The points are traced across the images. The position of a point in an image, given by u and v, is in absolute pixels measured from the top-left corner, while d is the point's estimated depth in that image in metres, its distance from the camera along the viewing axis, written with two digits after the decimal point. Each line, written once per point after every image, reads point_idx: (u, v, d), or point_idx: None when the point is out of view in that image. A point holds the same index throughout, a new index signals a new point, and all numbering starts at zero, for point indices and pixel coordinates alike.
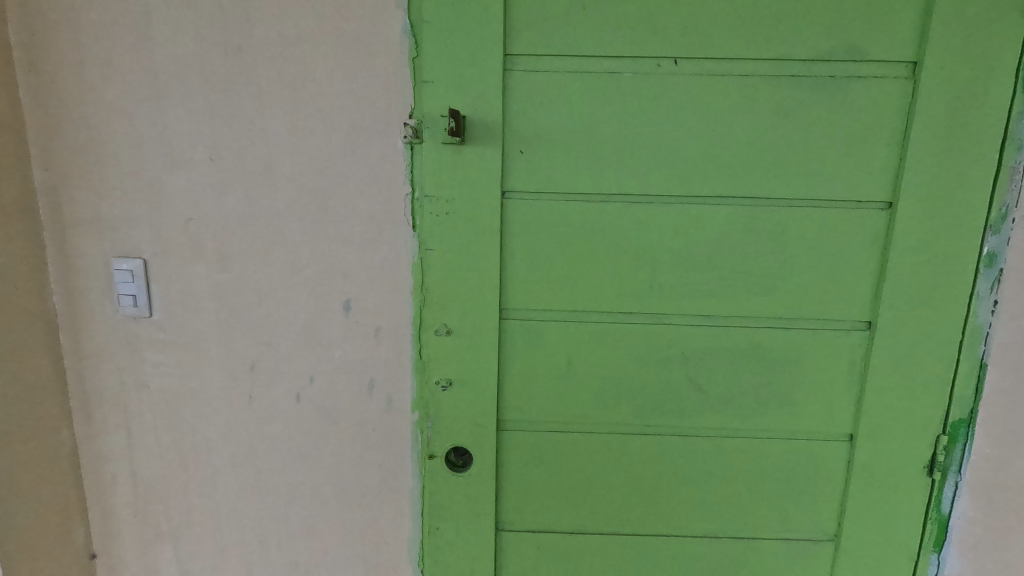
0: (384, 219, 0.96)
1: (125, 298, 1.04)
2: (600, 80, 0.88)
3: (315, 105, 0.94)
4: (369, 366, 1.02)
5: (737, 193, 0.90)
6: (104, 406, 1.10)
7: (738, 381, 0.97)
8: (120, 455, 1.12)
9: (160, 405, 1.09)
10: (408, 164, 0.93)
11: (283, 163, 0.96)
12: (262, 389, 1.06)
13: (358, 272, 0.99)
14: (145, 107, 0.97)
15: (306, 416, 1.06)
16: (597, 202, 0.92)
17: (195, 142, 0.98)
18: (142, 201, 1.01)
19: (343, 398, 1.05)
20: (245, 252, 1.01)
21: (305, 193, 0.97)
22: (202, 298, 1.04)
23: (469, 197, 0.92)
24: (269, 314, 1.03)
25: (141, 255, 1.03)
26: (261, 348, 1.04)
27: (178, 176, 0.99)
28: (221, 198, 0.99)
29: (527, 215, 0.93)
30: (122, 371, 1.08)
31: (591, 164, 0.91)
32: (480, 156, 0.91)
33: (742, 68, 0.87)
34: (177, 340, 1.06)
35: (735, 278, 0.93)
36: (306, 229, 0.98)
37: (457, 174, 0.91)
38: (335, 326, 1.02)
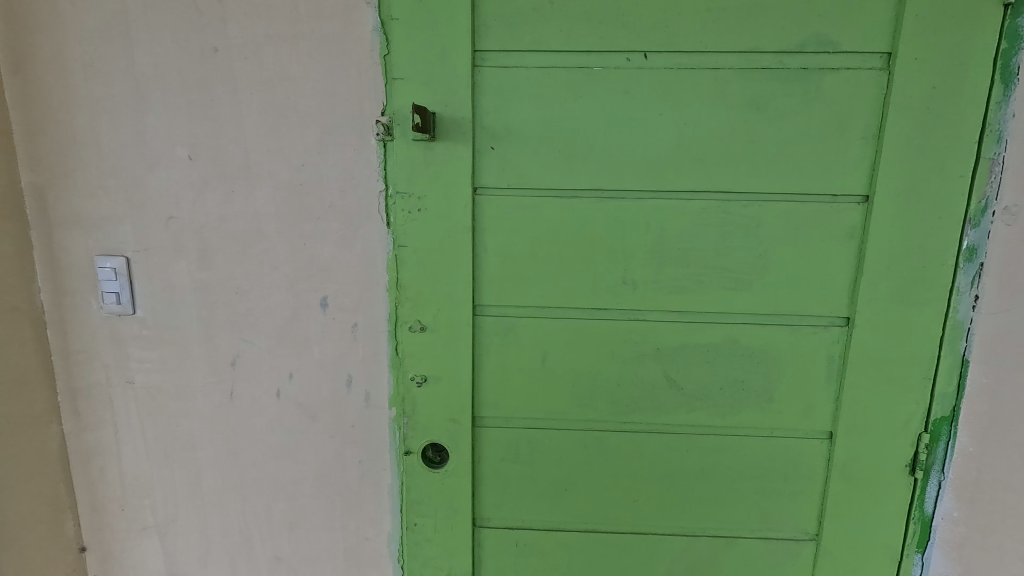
0: (359, 216, 0.97)
1: (108, 296, 1.06)
2: (570, 76, 0.88)
3: (290, 103, 0.95)
4: (347, 363, 1.03)
5: (710, 187, 0.89)
6: (91, 402, 1.12)
7: (714, 377, 0.96)
8: (108, 450, 1.14)
9: (144, 401, 1.11)
10: (382, 161, 0.94)
11: (260, 162, 0.98)
12: (244, 385, 1.07)
13: (334, 269, 0.99)
14: (126, 108, 0.99)
15: (287, 411, 1.07)
16: (569, 197, 0.92)
17: (175, 141, 0.99)
18: (125, 200, 1.03)
19: (322, 395, 1.05)
20: (224, 249, 1.02)
21: (281, 191, 0.98)
22: (184, 296, 1.05)
23: (440, 193, 0.92)
24: (249, 312, 1.04)
25: (124, 253, 1.05)
26: (242, 345, 1.06)
27: (159, 175, 1.01)
28: (201, 196, 1.01)
29: (499, 212, 0.93)
30: (109, 366, 1.10)
31: (562, 160, 0.90)
32: (451, 152, 0.91)
33: (713, 61, 0.86)
34: (161, 337, 1.08)
35: (709, 274, 0.92)
36: (283, 227, 0.99)
37: (427, 171, 0.92)
38: (312, 322, 1.03)
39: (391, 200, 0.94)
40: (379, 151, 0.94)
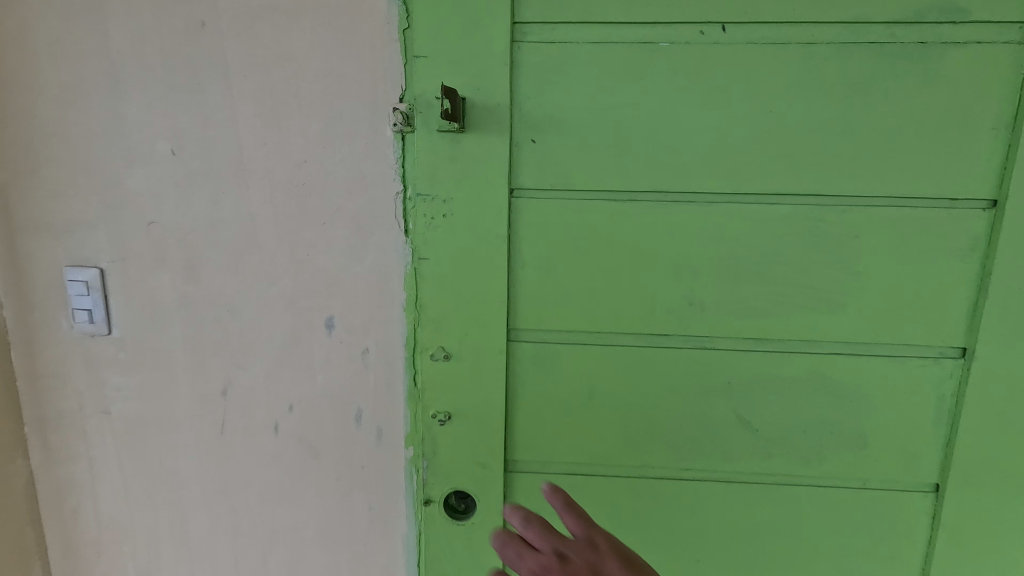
0: (372, 223, 0.81)
1: (80, 313, 0.91)
2: (629, 53, 0.72)
3: (290, 88, 0.80)
4: (355, 393, 0.88)
5: (799, 190, 0.73)
6: (62, 434, 0.98)
7: (797, 417, 0.79)
8: (81, 488, 1.00)
9: (122, 434, 0.96)
10: (399, 157, 0.78)
11: (254, 159, 0.83)
12: (236, 417, 0.92)
13: (341, 284, 0.84)
14: (98, 94, 0.84)
15: (286, 449, 0.92)
16: (625, 201, 0.76)
17: (155, 133, 0.84)
18: (99, 203, 0.88)
19: (326, 430, 0.90)
20: (212, 260, 0.87)
21: (280, 193, 0.83)
22: (167, 314, 0.90)
23: (469, 195, 0.77)
24: (242, 333, 0.89)
25: (98, 264, 0.90)
26: (234, 371, 0.91)
27: (137, 173, 0.86)
28: (186, 199, 0.86)
29: (539, 218, 0.77)
30: (82, 394, 0.96)
31: (617, 156, 0.74)
32: (482, 146, 0.75)
33: (808, 34, 0.70)
34: (140, 361, 0.93)
35: (794, 295, 0.76)
36: (282, 235, 0.84)
37: (453, 168, 0.76)
38: (315, 346, 0.87)
39: (411, 203, 0.79)
40: (396, 144, 0.78)
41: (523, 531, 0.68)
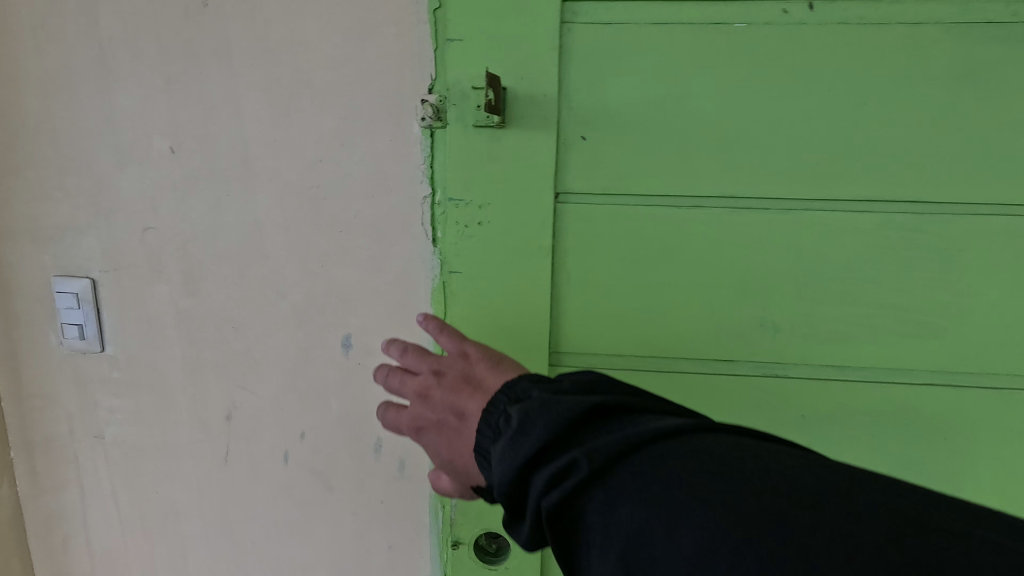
0: (396, 231, 0.72)
1: (69, 328, 0.82)
2: (698, 36, 0.62)
3: (304, 77, 0.70)
4: (374, 421, 0.79)
5: (893, 197, 0.63)
6: (51, 459, 0.89)
7: (883, 458, 0.69)
8: (72, 517, 0.91)
9: (116, 460, 0.87)
10: (427, 157, 0.69)
11: (262, 157, 0.73)
12: (241, 445, 0.83)
13: (359, 300, 0.75)
14: (87, 84, 0.75)
15: (296, 480, 0.83)
16: (687, 207, 0.66)
17: (151, 127, 0.75)
18: (89, 206, 0.79)
19: (341, 461, 0.81)
20: (215, 271, 0.78)
21: (291, 196, 0.74)
22: (165, 329, 0.81)
23: (509, 200, 0.67)
24: (249, 352, 0.80)
25: (90, 274, 0.81)
26: (239, 394, 0.81)
27: (131, 173, 0.77)
28: (186, 202, 0.76)
29: (587, 226, 0.67)
30: (72, 416, 0.87)
31: (681, 155, 0.64)
32: (525, 144, 0.65)
33: (911, 14, 0.59)
34: (136, 381, 0.84)
35: (885, 318, 0.66)
36: (294, 244, 0.75)
37: (491, 169, 0.66)
38: (330, 368, 0.78)
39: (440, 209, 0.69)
40: (424, 141, 0.68)
41: (401, 361, 0.63)
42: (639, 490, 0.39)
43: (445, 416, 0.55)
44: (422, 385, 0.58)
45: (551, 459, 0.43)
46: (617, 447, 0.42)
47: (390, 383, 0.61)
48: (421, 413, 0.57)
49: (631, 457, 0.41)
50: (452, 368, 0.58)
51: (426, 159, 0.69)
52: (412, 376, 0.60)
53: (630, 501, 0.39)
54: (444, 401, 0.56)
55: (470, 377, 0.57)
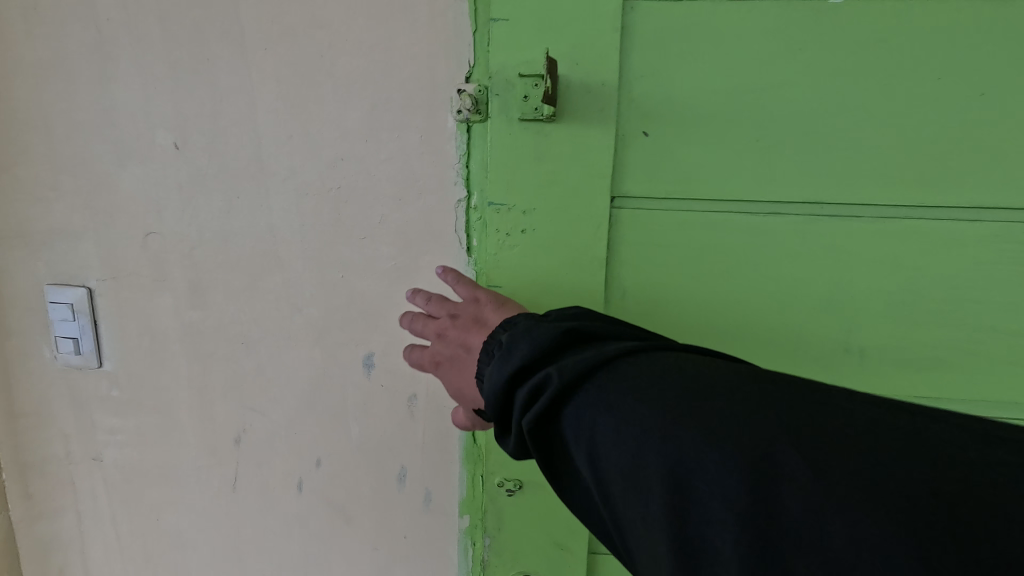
0: (426, 239, 0.64)
1: (64, 342, 0.75)
2: (785, 15, 0.53)
3: (324, 65, 0.62)
4: (398, 449, 0.71)
5: (1008, 205, 0.54)
6: (46, 482, 0.82)
7: None
8: (70, 544, 0.84)
9: (116, 485, 0.80)
10: (463, 154, 0.61)
11: (276, 155, 0.65)
12: (250, 472, 0.76)
13: (384, 315, 0.67)
14: (83, 72, 0.67)
15: (311, 511, 0.75)
16: (764, 214, 0.57)
17: (153, 121, 0.67)
18: (85, 208, 0.71)
19: (361, 491, 0.73)
20: (223, 281, 0.70)
21: (308, 199, 0.66)
22: (168, 344, 0.74)
23: (557, 204, 0.58)
24: (260, 370, 0.72)
25: (87, 282, 0.73)
26: (249, 416, 0.74)
27: (131, 171, 0.69)
28: (191, 204, 0.69)
29: (645, 235, 0.59)
30: (68, 437, 0.79)
31: (759, 154, 0.56)
32: (577, 140, 0.57)
33: None
34: (136, 400, 0.76)
35: (992, 346, 0.57)
36: (311, 252, 0.67)
37: (537, 169, 0.58)
38: (350, 390, 0.70)
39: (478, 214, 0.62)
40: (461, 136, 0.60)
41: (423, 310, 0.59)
42: (599, 399, 0.39)
43: (456, 351, 0.53)
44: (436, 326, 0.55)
45: (529, 377, 0.43)
46: (588, 363, 0.41)
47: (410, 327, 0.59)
48: (436, 350, 0.54)
49: (603, 372, 0.41)
50: (465, 310, 0.55)
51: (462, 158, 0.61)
52: (431, 318, 0.57)
53: (597, 411, 0.39)
54: (455, 337, 0.53)
55: (480, 319, 0.54)
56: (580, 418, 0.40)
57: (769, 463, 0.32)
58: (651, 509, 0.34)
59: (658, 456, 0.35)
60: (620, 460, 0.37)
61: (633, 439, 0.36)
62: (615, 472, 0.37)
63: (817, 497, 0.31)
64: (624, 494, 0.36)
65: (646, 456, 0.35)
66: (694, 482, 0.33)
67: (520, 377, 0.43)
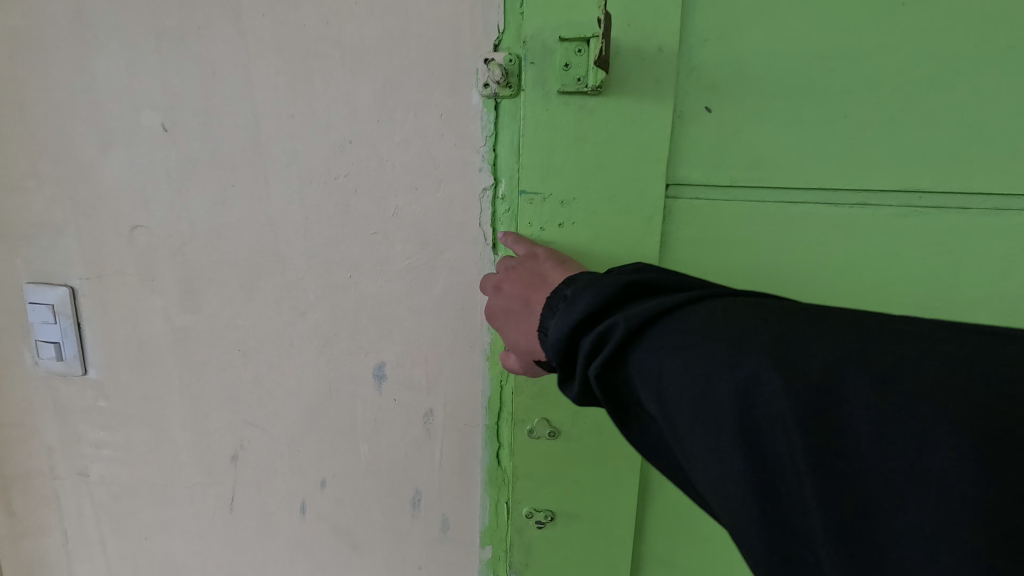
0: (446, 234, 0.56)
1: (45, 347, 0.68)
2: None
3: (330, 32, 0.54)
4: (413, 471, 0.63)
5: None
6: (30, 498, 0.75)
7: None
8: (56, 566, 0.77)
9: (104, 503, 0.73)
10: (489, 136, 0.53)
11: (277, 138, 0.57)
12: (250, 492, 0.68)
13: (396, 320, 0.59)
14: (61, 45, 0.60)
15: (316, 538, 0.68)
16: (848, 204, 0.49)
17: (139, 100, 0.60)
18: (66, 198, 0.64)
19: (371, 517, 0.65)
20: (219, 280, 0.62)
21: (312, 188, 0.58)
22: (159, 351, 0.66)
23: (601, 193, 0.50)
24: (259, 381, 0.64)
25: (69, 281, 0.66)
26: (247, 431, 0.66)
27: (116, 157, 0.62)
28: (183, 194, 0.61)
29: (702, 230, 0.51)
30: (52, 450, 0.72)
31: (843, 134, 0.47)
32: (626, 118, 0.48)
33: None
34: (124, 411, 0.69)
35: None
36: (315, 248, 0.59)
37: (578, 152, 0.50)
38: (359, 404, 0.62)
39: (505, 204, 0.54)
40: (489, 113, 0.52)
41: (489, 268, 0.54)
42: (663, 346, 0.35)
43: (512, 305, 0.47)
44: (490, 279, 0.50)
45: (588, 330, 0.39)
46: (650, 311, 0.37)
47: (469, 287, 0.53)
48: (490, 304, 0.49)
49: (668, 318, 0.36)
50: (523, 263, 0.49)
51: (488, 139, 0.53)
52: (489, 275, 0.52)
53: (664, 360, 0.34)
54: (512, 291, 0.47)
55: (538, 274, 0.48)
56: (642, 359, 0.35)
57: (854, 385, 0.29)
58: (728, 468, 0.30)
59: (730, 384, 0.31)
60: (688, 396, 0.33)
61: (704, 374, 0.32)
62: (680, 411, 0.33)
63: (914, 420, 0.27)
64: (691, 428, 0.32)
65: (717, 392, 0.31)
66: (774, 411, 0.29)
67: (582, 325, 0.38)
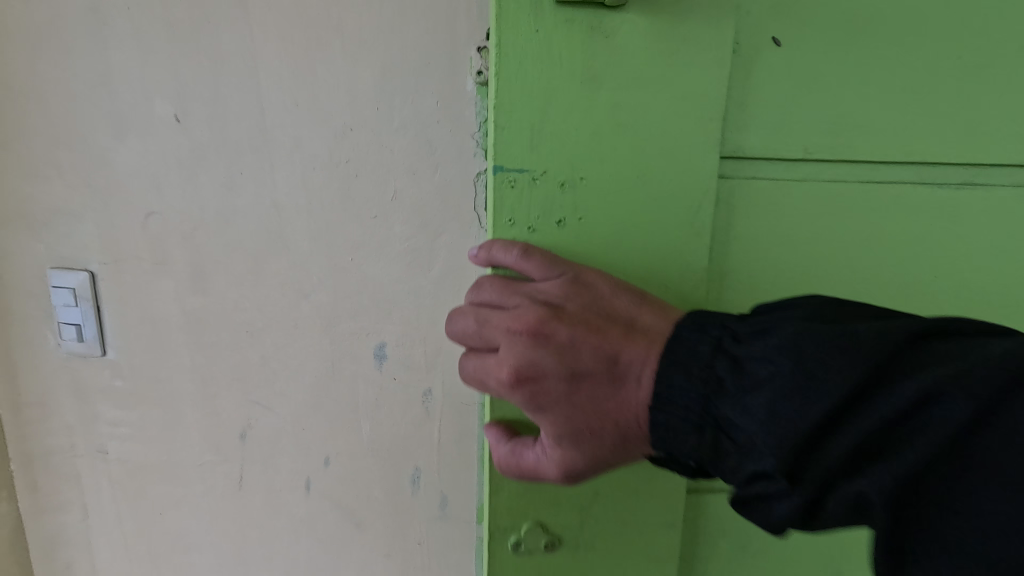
0: (444, 217, 0.58)
1: (67, 329, 0.71)
2: None
3: (329, 21, 0.56)
4: (412, 450, 0.65)
5: None
6: (52, 476, 0.79)
7: None
8: (76, 542, 0.81)
9: (121, 480, 0.76)
10: (484, 120, 0.56)
11: (282, 125, 0.60)
12: (258, 470, 0.71)
13: (396, 301, 0.61)
14: (79, 39, 0.63)
15: (321, 516, 0.70)
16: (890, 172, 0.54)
17: (152, 90, 0.62)
18: (84, 185, 0.67)
19: (372, 495, 0.67)
20: (228, 265, 0.65)
21: (315, 173, 0.60)
22: (172, 333, 0.69)
23: (634, 132, 0.49)
24: (265, 362, 0.67)
25: (88, 266, 0.69)
26: (254, 411, 0.69)
27: (131, 146, 0.65)
28: (193, 182, 0.64)
29: (700, 213, 0.52)
30: (73, 430, 0.76)
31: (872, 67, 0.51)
32: (661, 73, 0.49)
33: None
34: (139, 391, 0.72)
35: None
36: (318, 231, 0.61)
37: (592, 114, 0.49)
38: (360, 384, 0.64)
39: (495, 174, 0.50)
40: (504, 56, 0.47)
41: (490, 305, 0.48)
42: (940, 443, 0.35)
43: (596, 365, 0.44)
44: (539, 322, 0.45)
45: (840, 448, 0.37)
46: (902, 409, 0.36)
47: (489, 329, 0.47)
48: (542, 362, 0.44)
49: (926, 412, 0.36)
50: (576, 299, 0.47)
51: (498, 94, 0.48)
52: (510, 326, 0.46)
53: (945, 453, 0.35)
54: (590, 347, 0.45)
55: (610, 320, 0.46)
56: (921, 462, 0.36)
57: None
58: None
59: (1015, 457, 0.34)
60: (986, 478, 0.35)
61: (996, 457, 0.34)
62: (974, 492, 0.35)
63: None
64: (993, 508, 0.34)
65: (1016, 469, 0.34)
66: None
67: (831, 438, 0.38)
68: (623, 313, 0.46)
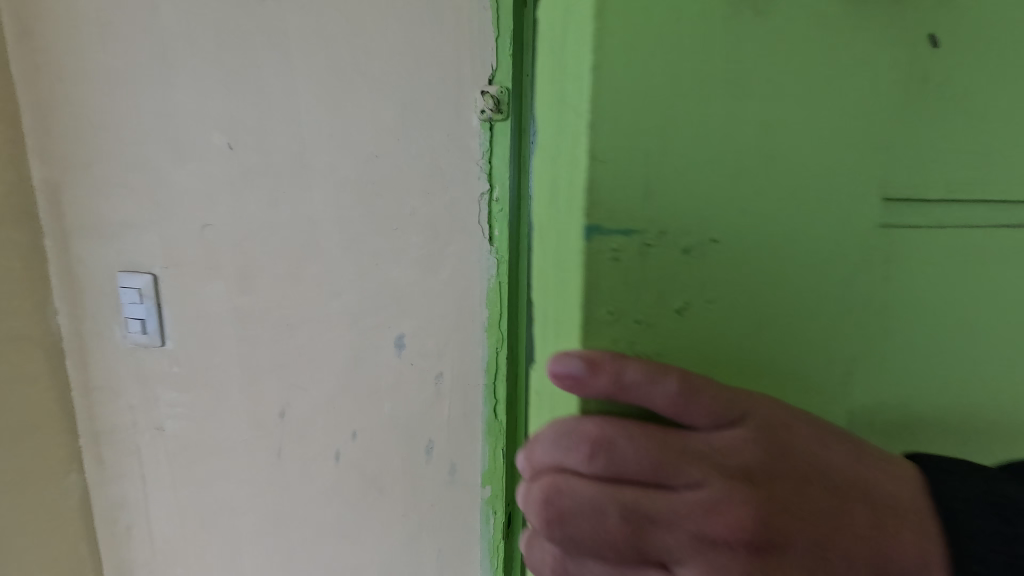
0: (453, 229, 0.70)
1: (133, 323, 0.84)
2: None
3: (359, 70, 0.68)
4: (426, 425, 0.76)
5: None
6: (116, 449, 0.92)
7: None
8: (135, 508, 0.94)
9: (175, 453, 0.89)
10: (485, 152, 0.66)
11: (318, 153, 0.72)
12: (294, 444, 0.83)
13: (413, 299, 0.73)
14: (149, 80, 0.76)
15: (348, 483, 0.82)
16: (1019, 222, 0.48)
17: (209, 124, 0.75)
18: (149, 202, 0.80)
19: (392, 463, 0.79)
20: (270, 269, 0.77)
21: (346, 193, 0.72)
22: (222, 327, 0.81)
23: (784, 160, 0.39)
24: (302, 351, 0.79)
25: (151, 269, 0.82)
26: (291, 392, 0.81)
27: (190, 169, 0.77)
28: (242, 199, 0.76)
29: (844, 315, 0.43)
30: (135, 410, 0.89)
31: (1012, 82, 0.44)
32: (800, 75, 0.39)
33: None
34: (193, 376, 0.85)
35: None
36: (348, 241, 0.73)
37: (739, 143, 0.38)
38: (383, 369, 0.76)
39: (572, 263, 0.39)
40: (577, 98, 0.37)
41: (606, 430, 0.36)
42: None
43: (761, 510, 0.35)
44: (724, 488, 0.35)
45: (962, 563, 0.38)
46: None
47: (675, 539, 0.35)
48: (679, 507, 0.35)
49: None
50: (749, 446, 0.37)
51: (583, 160, 0.37)
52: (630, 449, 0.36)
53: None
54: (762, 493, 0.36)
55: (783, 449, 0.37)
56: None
57: None
58: None
59: None
60: None
61: None
62: None
63: None
64: None
65: None
66: None
67: None
68: (801, 454, 0.38)
